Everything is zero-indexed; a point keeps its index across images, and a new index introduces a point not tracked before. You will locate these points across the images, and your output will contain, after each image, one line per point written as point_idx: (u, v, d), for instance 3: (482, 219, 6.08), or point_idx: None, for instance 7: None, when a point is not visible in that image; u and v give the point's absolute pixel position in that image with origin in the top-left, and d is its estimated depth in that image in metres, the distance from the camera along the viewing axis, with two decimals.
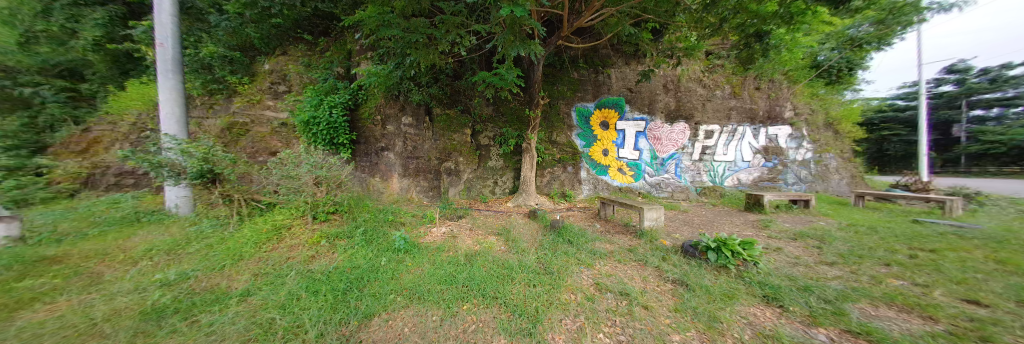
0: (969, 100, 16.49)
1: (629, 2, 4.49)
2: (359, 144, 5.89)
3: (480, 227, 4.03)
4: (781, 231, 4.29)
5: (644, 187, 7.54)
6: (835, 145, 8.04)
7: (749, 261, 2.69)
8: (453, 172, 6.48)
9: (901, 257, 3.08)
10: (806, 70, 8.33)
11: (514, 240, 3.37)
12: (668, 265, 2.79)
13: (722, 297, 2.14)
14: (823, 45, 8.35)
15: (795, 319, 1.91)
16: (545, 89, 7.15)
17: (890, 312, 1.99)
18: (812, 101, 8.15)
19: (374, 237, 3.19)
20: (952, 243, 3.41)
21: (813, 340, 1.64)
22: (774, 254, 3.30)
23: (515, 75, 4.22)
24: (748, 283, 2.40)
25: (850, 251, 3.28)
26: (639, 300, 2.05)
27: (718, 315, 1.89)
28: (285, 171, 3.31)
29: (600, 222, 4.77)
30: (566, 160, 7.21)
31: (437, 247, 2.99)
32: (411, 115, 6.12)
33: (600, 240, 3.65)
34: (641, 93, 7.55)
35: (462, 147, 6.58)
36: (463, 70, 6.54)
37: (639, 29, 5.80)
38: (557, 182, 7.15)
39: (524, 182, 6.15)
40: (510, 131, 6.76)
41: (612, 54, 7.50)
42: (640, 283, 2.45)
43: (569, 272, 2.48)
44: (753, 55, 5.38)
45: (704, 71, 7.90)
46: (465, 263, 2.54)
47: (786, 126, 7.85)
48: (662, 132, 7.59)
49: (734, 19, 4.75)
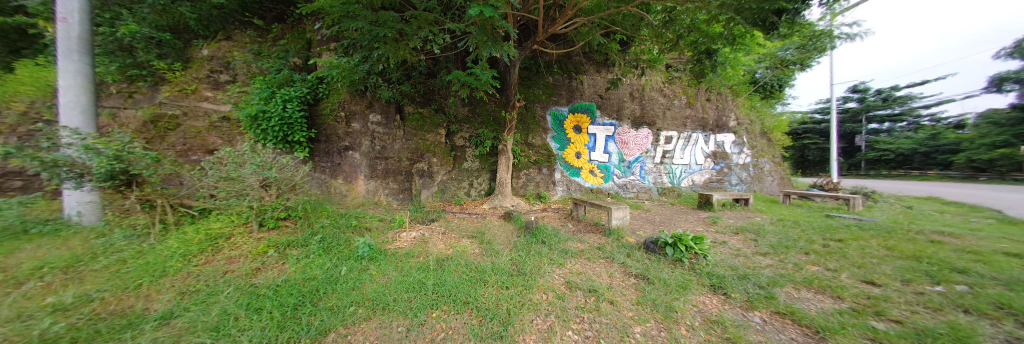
0: (868, 115, 20.12)
1: (599, 13, 4.74)
2: (320, 143, 5.39)
3: (452, 230, 3.94)
4: (726, 226, 4.83)
5: (614, 188, 7.96)
6: (769, 151, 9.28)
7: (700, 255, 2.97)
8: (425, 174, 6.25)
9: (817, 246, 3.64)
10: (746, 85, 9.49)
11: (488, 242, 3.34)
12: (632, 261, 2.98)
13: (677, 288, 2.33)
14: (759, 64, 9.56)
15: (736, 304, 2.14)
16: (521, 92, 7.22)
17: (810, 294, 2.33)
18: (751, 112, 9.30)
19: (333, 244, 2.94)
20: (856, 234, 4.10)
21: (750, 323, 1.86)
22: (720, 247, 3.68)
23: (490, 76, 4.17)
24: (699, 274, 2.65)
25: (779, 242, 3.79)
26: (606, 296, 2.15)
27: (674, 305, 2.05)
28: (225, 171, 2.92)
29: (573, 222, 4.93)
30: (541, 162, 7.35)
31: (406, 253, 2.86)
32: (380, 112, 5.77)
33: (571, 239, 3.76)
34: (610, 100, 7.99)
35: (436, 148, 6.38)
36: (436, 69, 6.38)
37: (609, 39, 6.14)
38: (532, 183, 7.25)
39: (500, 183, 6.14)
40: (485, 132, 6.71)
41: (583, 61, 7.84)
42: (608, 279, 2.58)
43: (541, 272, 2.52)
44: (704, 70, 5.95)
45: (665, 82, 8.61)
46: (435, 267, 2.46)
47: (730, 133, 8.84)
48: (629, 137, 8.09)
49: (689, 36, 5.26)
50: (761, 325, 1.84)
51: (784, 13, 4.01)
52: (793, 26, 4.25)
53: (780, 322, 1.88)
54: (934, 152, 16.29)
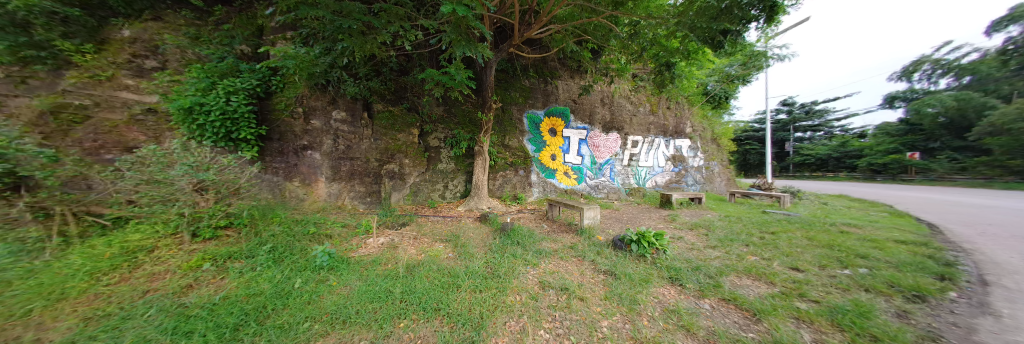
0: (794, 125, 23.51)
1: (572, 22, 4.93)
2: (273, 141, 4.85)
3: (425, 234, 3.80)
4: (683, 223, 5.30)
5: (586, 189, 8.30)
6: (718, 155, 10.38)
7: (660, 250, 3.23)
8: (396, 175, 5.96)
9: (755, 238, 4.16)
10: (699, 95, 10.53)
11: (463, 245, 3.29)
12: (601, 258, 3.13)
13: (641, 282, 2.51)
14: (710, 78, 10.67)
15: (690, 294, 2.36)
16: (497, 94, 7.22)
17: (749, 281, 2.65)
18: (703, 120, 10.34)
19: (286, 254, 2.68)
20: (786, 227, 4.76)
21: (701, 310, 2.06)
22: (678, 242, 4.04)
23: (466, 77, 4.09)
24: (660, 268, 2.87)
25: (726, 236, 4.27)
26: (577, 294, 2.24)
27: (637, 298, 2.21)
28: (149, 173, 2.51)
29: (547, 223, 5.05)
30: (518, 164, 7.41)
31: (373, 261, 2.69)
32: (345, 110, 5.49)
33: (546, 239, 3.85)
34: (583, 105, 8.35)
35: (408, 149, 6.11)
36: (409, 66, 6.16)
37: (581, 47, 6.41)
38: (508, 185, 7.27)
39: (475, 185, 6.07)
40: (461, 133, 6.58)
41: (557, 66, 8.09)
42: (579, 277, 2.68)
43: (515, 274, 2.54)
44: (664, 81, 6.49)
45: (631, 90, 9.21)
46: (403, 274, 2.35)
47: (687, 139, 9.74)
48: (600, 140, 8.51)
49: (651, 49, 5.71)
50: (710, 311, 2.06)
51: (729, 34, 4.54)
52: (736, 46, 4.82)
53: (726, 308, 2.11)
54: (843, 158, 19.42)
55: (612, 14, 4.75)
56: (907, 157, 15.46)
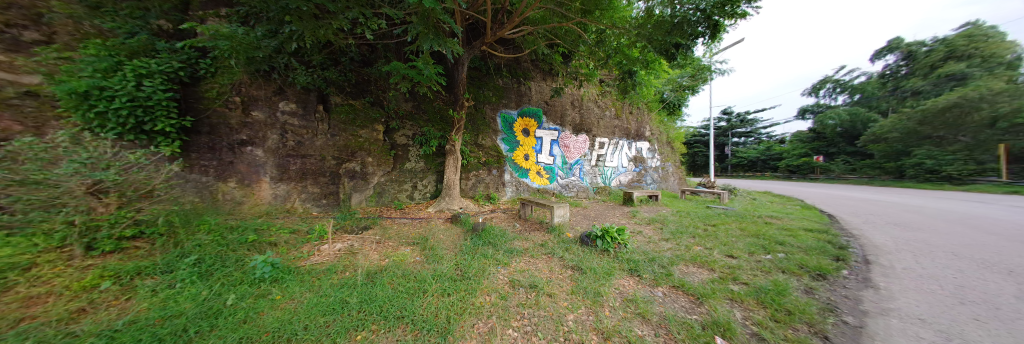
0: (731, 131, 26.98)
1: (544, 25, 5.01)
2: (201, 135, 4.15)
3: (390, 238, 3.58)
4: (642, 218, 5.76)
5: (558, 187, 8.55)
6: (671, 157, 11.47)
7: (622, 244, 3.46)
8: (358, 175, 5.52)
9: (701, 230, 4.69)
10: (657, 103, 11.50)
11: (431, 248, 3.17)
12: (569, 255, 3.25)
13: (604, 275, 2.66)
14: (665, 87, 11.71)
15: (646, 283, 2.57)
16: (470, 92, 7.08)
17: (695, 268, 2.97)
18: (660, 125, 11.33)
19: (217, 266, 2.33)
20: (726, 220, 5.44)
21: (655, 297, 2.25)
22: (638, 236, 4.37)
23: (434, 72, 3.90)
24: (621, 261, 3.08)
25: (677, 229, 4.74)
26: (545, 290, 2.29)
27: (601, 290, 2.33)
28: (22, 172, 1.99)
29: (520, 222, 5.09)
30: (491, 163, 7.36)
31: (326, 270, 2.45)
32: (294, 101, 4.99)
33: (517, 238, 3.88)
34: (555, 107, 8.57)
35: (371, 146, 5.71)
36: (372, 58, 5.81)
37: (553, 51, 6.58)
38: (481, 185, 7.19)
39: (447, 185, 5.88)
40: (431, 131, 6.32)
41: (530, 67, 8.19)
42: (548, 274, 2.75)
43: (486, 274, 2.50)
44: (627, 87, 6.94)
45: (598, 94, 9.71)
46: (362, 283, 2.18)
47: (646, 141, 10.58)
48: (571, 141, 8.83)
49: (615, 57, 6.08)
50: (663, 298, 2.26)
51: (681, 47, 5.02)
52: (687, 58, 5.34)
53: (676, 294, 2.33)
54: (768, 160, 22.78)
55: (580, 20, 4.95)
56: (814, 160, 18.78)
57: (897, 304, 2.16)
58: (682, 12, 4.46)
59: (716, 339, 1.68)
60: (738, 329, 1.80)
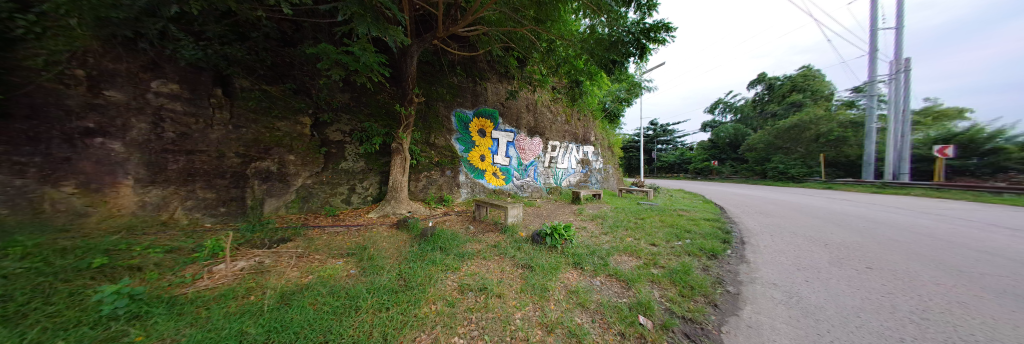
0: (655, 139, 31.79)
1: (497, 27, 5.01)
2: (11, 120, 2.91)
3: (317, 251, 3.09)
4: (587, 215, 6.30)
5: (513, 188, 8.65)
6: (611, 160, 12.82)
7: (569, 240, 3.69)
8: (275, 175, 4.63)
9: (632, 222, 5.38)
10: (601, 111, 12.71)
11: (370, 258, 2.85)
12: (521, 254, 3.32)
13: (552, 270, 2.80)
14: (608, 98, 13.03)
15: (586, 274, 2.80)
16: (421, 87, 6.69)
17: (627, 257, 3.37)
18: (602, 132, 12.55)
19: (33, 305, 1.64)
20: (650, 213, 6.35)
21: (594, 287, 2.46)
22: (583, 231, 4.77)
23: (375, 62, 3.50)
24: (567, 256, 3.29)
25: (614, 223, 5.33)
26: (495, 291, 2.29)
27: (547, 285, 2.45)
28: None
29: (474, 224, 4.98)
30: (444, 163, 7.06)
31: (219, 296, 1.97)
32: (179, 81, 3.93)
33: (470, 241, 3.80)
34: (510, 110, 8.68)
35: (294, 142, 4.86)
36: (297, 37, 5.03)
37: (508, 54, 6.69)
38: (433, 186, 6.81)
39: (394, 187, 5.39)
40: (374, 126, 5.71)
41: (486, 68, 8.15)
42: (499, 274, 2.75)
43: (432, 282, 2.35)
44: (576, 95, 7.49)
45: (551, 100, 10.22)
46: (272, 308, 1.80)
47: (591, 146, 11.58)
48: (526, 143, 9.05)
49: (565, 66, 6.50)
50: (600, 286, 2.50)
51: (619, 63, 5.65)
52: (624, 73, 6.04)
53: (610, 281, 2.60)
54: (682, 163, 27.50)
55: (531, 28, 5.16)
56: (711, 164, 23.42)
57: (761, 273, 2.83)
58: (614, 32, 5.02)
59: (639, 318, 1.92)
60: (656, 306, 2.10)
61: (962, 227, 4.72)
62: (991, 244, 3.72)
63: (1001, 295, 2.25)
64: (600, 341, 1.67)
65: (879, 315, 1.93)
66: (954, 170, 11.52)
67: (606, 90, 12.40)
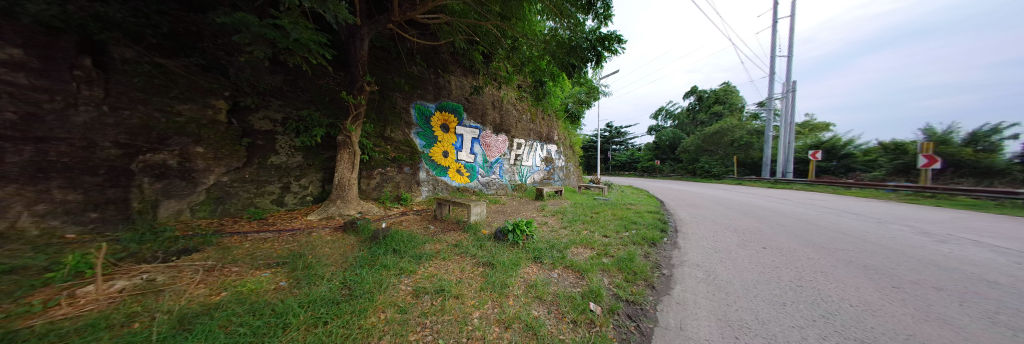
0: (610, 140, 34.48)
1: (460, 18, 4.77)
2: None
3: (237, 262, 2.61)
4: (549, 210, 6.52)
5: (478, 186, 8.45)
6: (572, 158, 13.45)
7: (530, 236, 3.75)
8: (176, 171, 3.80)
9: (588, 216, 5.73)
10: (563, 112, 13.20)
11: (308, 266, 2.51)
12: (482, 252, 3.27)
13: (512, 266, 2.81)
14: (570, 99, 13.60)
15: (545, 267, 2.88)
16: (375, 75, 6.17)
17: (584, 249, 3.55)
18: (564, 131, 13.07)
19: None
20: (604, 207, 6.83)
21: (552, 279, 2.54)
22: (545, 226, 4.92)
23: (311, 40, 3.05)
24: (528, 251, 3.34)
25: (574, 217, 5.59)
26: (453, 293, 2.20)
27: (507, 281, 2.45)
28: None
29: (435, 224, 4.75)
30: (402, 159, 6.58)
31: (84, 327, 1.52)
32: (25, 45, 2.89)
33: (429, 241, 3.61)
34: (475, 105, 8.43)
35: (203, 131, 4.06)
36: (208, 3, 4.20)
37: (472, 47, 6.50)
38: (389, 184, 6.31)
39: (341, 185, 4.85)
40: (316, 116, 5.04)
41: (449, 60, 7.81)
42: (458, 274, 2.67)
43: (382, 288, 2.16)
44: (541, 94, 7.57)
45: (516, 98, 10.26)
46: (165, 336, 1.45)
47: (554, 144, 11.96)
48: (492, 140, 8.89)
49: (530, 65, 6.53)
50: (557, 277, 2.61)
51: (581, 66, 5.87)
52: (585, 76, 6.33)
53: (567, 273, 2.72)
54: (632, 162, 30.35)
55: (496, 24, 5.09)
56: (657, 163, 26.02)
57: (688, 256, 3.27)
58: (575, 36, 5.22)
59: (590, 305, 2.04)
60: (605, 293, 2.25)
61: (826, 214, 6.11)
62: (844, 226, 4.88)
63: (847, 264, 2.96)
64: (555, 331, 1.73)
65: (770, 285, 2.38)
66: (824, 170, 14.81)
67: (568, 92, 12.94)
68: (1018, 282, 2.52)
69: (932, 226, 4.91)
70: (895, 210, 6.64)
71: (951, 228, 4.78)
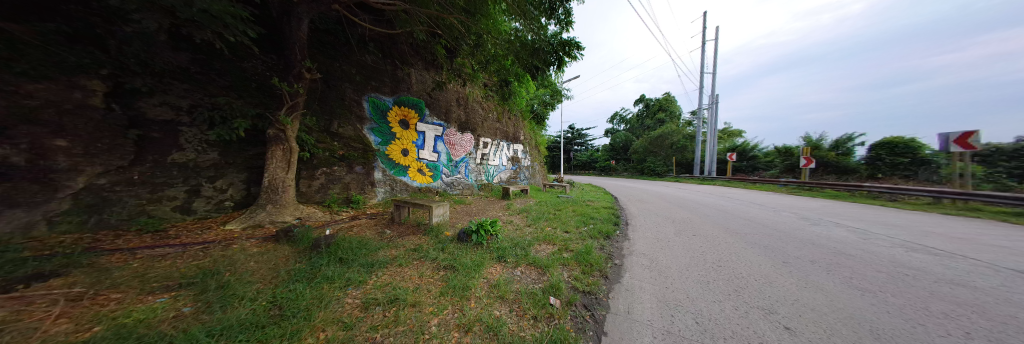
0: (572, 141, 36.32)
1: (420, 8, 4.46)
2: None
3: (121, 285, 2.07)
4: (515, 209, 6.57)
5: (442, 186, 8.10)
6: (537, 158, 13.75)
7: (495, 235, 3.69)
8: (29, 174, 2.90)
9: (552, 214, 5.92)
10: (528, 112, 13.40)
11: (227, 285, 2.11)
12: (444, 254, 3.12)
13: (475, 267, 2.74)
14: (535, 100, 13.87)
15: (508, 266, 2.86)
16: (318, 62, 5.52)
17: (547, 245, 3.63)
18: (530, 132, 13.28)
19: None
20: (567, 204, 7.11)
21: (516, 277, 2.53)
22: (511, 225, 4.94)
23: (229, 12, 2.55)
24: (492, 251, 3.28)
25: (539, 215, 5.72)
26: (409, 301, 2.03)
27: (469, 283, 2.36)
28: None
29: (392, 228, 4.40)
30: (352, 158, 5.97)
31: None
32: None
33: (384, 247, 3.31)
34: (438, 101, 8.05)
35: (65, 119, 3.14)
36: None
37: (435, 40, 6.17)
38: (337, 185, 5.67)
39: (273, 186, 4.21)
40: (238, 105, 4.30)
41: (408, 52, 7.36)
42: (416, 280, 2.49)
43: (324, 304, 1.89)
44: (507, 93, 7.54)
45: (482, 97, 10.08)
46: None
47: (520, 144, 12.06)
48: (457, 139, 8.59)
49: (495, 64, 6.44)
50: (520, 275, 2.61)
51: (545, 67, 5.98)
52: (549, 77, 6.48)
53: (529, 270, 2.74)
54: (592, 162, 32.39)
55: (460, 19, 4.91)
56: (613, 163, 28.19)
57: (635, 246, 3.58)
58: (539, 39, 5.31)
59: (550, 299, 2.07)
60: (564, 287, 2.31)
61: (744, 205, 7.26)
62: (756, 215, 5.85)
63: (753, 245, 3.55)
64: (515, 329, 1.71)
65: (698, 266, 2.72)
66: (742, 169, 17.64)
67: (533, 93, 13.18)
68: (863, 253, 3.29)
69: (812, 212, 6.18)
70: (791, 201, 8.19)
71: (825, 214, 6.06)
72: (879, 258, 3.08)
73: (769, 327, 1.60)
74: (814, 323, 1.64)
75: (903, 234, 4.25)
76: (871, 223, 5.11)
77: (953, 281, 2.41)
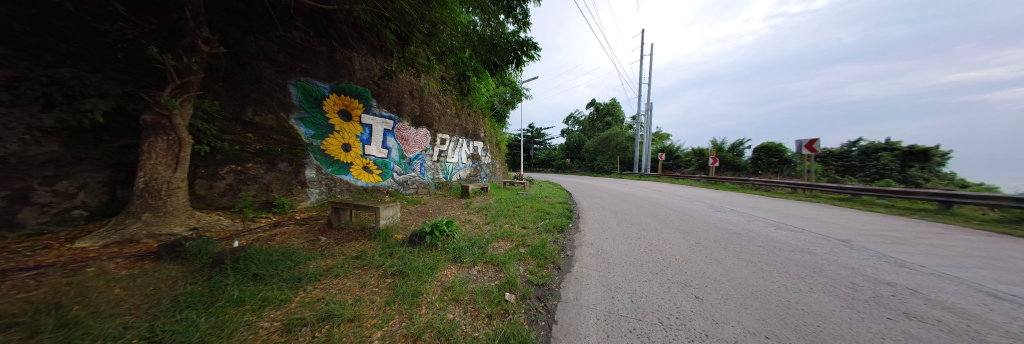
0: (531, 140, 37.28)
1: None
2: None
3: None
4: (473, 207, 6.43)
5: (393, 185, 7.47)
6: (497, 156, 13.65)
7: (451, 236, 3.51)
8: None
9: (512, 210, 5.95)
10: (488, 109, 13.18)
11: (70, 322, 1.55)
12: (392, 260, 2.84)
13: (428, 271, 2.56)
14: (495, 98, 13.71)
15: (464, 266, 2.75)
16: (225, 34, 4.52)
17: (504, 242, 3.61)
18: (490, 129, 13.09)
19: None
20: (526, 201, 7.24)
21: (470, 277, 2.45)
22: (470, 224, 4.80)
23: None
24: (447, 252, 3.12)
25: (498, 212, 5.69)
26: (346, 316, 1.79)
27: (420, 288, 2.19)
28: None
29: (330, 234, 3.85)
30: (274, 152, 5.06)
31: None
32: None
33: (317, 257, 2.87)
34: (387, 92, 7.35)
35: None
36: None
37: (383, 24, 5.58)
38: (256, 185, 4.74)
39: (152, 188, 3.28)
40: (97, 80, 3.25)
41: (350, 33, 6.53)
42: (357, 291, 2.21)
43: (231, 334, 1.54)
44: (465, 88, 7.28)
45: (439, 90, 9.56)
46: None
47: (480, 141, 11.80)
48: (410, 134, 7.98)
49: (451, 56, 6.14)
50: (477, 274, 2.53)
51: (505, 64, 5.91)
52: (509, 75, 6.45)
53: (485, 269, 2.67)
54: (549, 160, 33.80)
55: (410, 3, 4.53)
56: (568, 161, 29.87)
57: (582, 237, 3.81)
58: (497, 36, 5.24)
59: (506, 295, 2.06)
60: (519, 282, 2.32)
61: (673, 198, 8.41)
62: (682, 205, 6.83)
63: (676, 230, 4.12)
64: (469, 330, 1.64)
65: (633, 252, 3.03)
66: None
67: (492, 90, 12.99)
68: (750, 232, 4.11)
69: (720, 202, 7.48)
70: (707, 193, 9.79)
71: (731, 203, 7.39)
72: (759, 236, 3.89)
73: (684, 298, 1.85)
74: (715, 291, 1.96)
75: (777, 216, 5.44)
76: (758, 209, 6.43)
77: (802, 249, 3.18)
